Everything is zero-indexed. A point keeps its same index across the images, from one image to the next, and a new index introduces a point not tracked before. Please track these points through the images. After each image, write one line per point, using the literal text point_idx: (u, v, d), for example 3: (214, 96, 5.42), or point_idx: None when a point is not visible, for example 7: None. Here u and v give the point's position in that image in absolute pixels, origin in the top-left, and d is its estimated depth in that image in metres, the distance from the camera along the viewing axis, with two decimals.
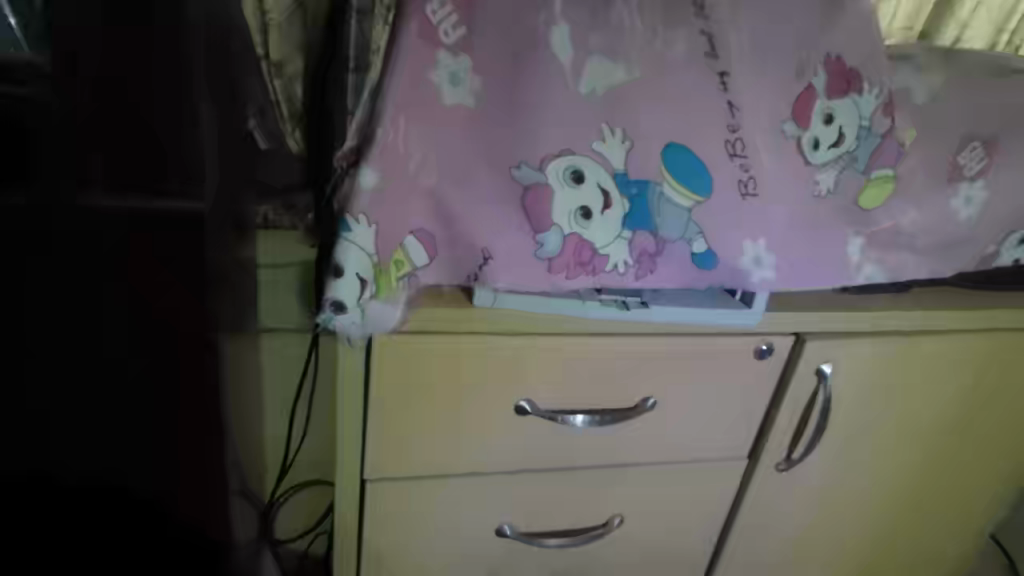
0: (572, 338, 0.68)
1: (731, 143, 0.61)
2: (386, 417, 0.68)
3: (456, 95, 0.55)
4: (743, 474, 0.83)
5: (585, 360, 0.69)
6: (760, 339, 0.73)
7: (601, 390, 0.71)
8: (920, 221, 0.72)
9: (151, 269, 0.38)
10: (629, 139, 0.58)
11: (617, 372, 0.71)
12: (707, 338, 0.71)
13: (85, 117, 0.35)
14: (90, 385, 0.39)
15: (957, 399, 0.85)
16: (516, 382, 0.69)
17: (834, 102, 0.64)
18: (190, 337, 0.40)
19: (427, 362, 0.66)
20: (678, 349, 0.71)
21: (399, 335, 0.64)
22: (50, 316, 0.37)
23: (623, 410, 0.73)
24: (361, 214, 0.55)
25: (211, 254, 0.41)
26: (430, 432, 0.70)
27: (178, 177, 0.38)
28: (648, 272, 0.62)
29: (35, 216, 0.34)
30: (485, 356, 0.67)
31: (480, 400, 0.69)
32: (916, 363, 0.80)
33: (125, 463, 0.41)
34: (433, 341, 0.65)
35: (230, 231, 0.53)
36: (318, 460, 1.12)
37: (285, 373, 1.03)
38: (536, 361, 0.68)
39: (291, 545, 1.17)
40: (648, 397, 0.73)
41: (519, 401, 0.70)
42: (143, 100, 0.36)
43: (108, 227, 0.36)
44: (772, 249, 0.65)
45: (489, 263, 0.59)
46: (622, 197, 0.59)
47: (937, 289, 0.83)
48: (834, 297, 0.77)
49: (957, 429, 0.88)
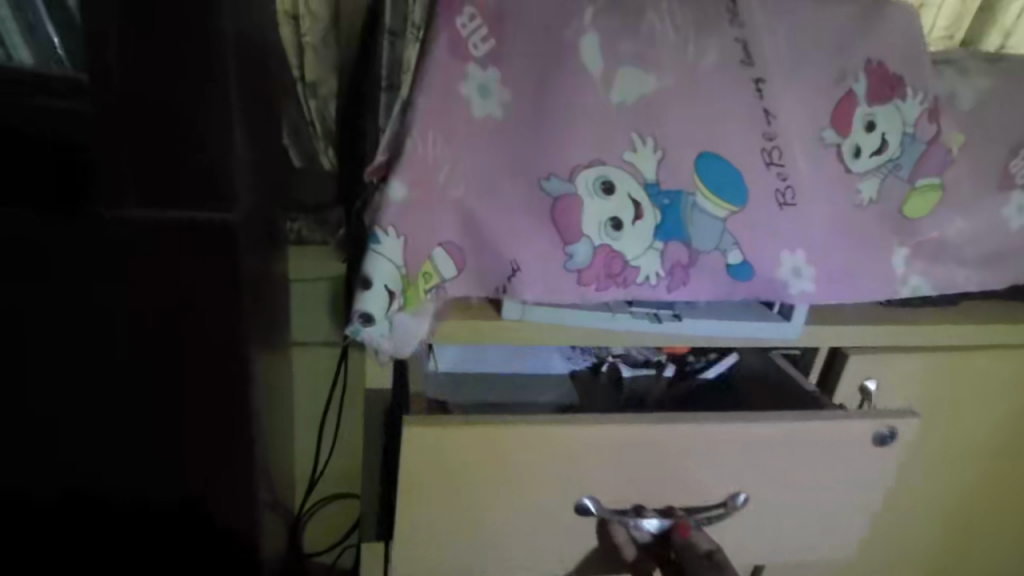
0: (625, 422, 0.59)
1: (768, 151, 0.59)
2: (411, 512, 0.60)
3: (485, 107, 0.55)
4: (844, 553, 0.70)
5: (642, 447, 0.60)
6: (880, 425, 0.62)
7: (660, 479, 0.62)
8: (969, 231, 0.69)
9: (176, 273, 0.47)
10: (661, 148, 0.57)
11: (677, 456, 0.61)
12: (794, 419, 0.62)
13: (118, 130, 0.42)
14: (115, 387, 0.51)
15: (1007, 419, 0.80)
16: (562, 472, 0.60)
17: (874, 109, 0.62)
18: (220, 343, 0.50)
19: (458, 454, 0.57)
20: (759, 433, 0.61)
21: (429, 421, 0.56)
22: (81, 332, 0.48)
23: (708, 505, 0.64)
24: (390, 226, 0.54)
25: (242, 261, 0.48)
26: (460, 523, 0.61)
27: (211, 197, 0.45)
28: (680, 284, 0.60)
29: (86, 227, 0.44)
30: (518, 449, 0.58)
31: (515, 489, 0.60)
32: (965, 379, 0.76)
33: (154, 440, 0.54)
34: (454, 432, 0.56)
35: (264, 245, 0.61)
36: (346, 474, 1.12)
37: (315, 386, 1.04)
38: (587, 451, 0.59)
39: (317, 559, 1.16)
40: (738, 492, 0.64)
41: (581, 499, 0.61)
42: (169, 113, 0.42)
43: (140, 237, 0.45)
44: (811, 260, 0.63)
45: (517, 275, 0.58)
46: (653, 207, 0.58)
47: (988, 302, 0.78)
48: (877, 311, 0.74)
49: (1008, 451, 0.83)
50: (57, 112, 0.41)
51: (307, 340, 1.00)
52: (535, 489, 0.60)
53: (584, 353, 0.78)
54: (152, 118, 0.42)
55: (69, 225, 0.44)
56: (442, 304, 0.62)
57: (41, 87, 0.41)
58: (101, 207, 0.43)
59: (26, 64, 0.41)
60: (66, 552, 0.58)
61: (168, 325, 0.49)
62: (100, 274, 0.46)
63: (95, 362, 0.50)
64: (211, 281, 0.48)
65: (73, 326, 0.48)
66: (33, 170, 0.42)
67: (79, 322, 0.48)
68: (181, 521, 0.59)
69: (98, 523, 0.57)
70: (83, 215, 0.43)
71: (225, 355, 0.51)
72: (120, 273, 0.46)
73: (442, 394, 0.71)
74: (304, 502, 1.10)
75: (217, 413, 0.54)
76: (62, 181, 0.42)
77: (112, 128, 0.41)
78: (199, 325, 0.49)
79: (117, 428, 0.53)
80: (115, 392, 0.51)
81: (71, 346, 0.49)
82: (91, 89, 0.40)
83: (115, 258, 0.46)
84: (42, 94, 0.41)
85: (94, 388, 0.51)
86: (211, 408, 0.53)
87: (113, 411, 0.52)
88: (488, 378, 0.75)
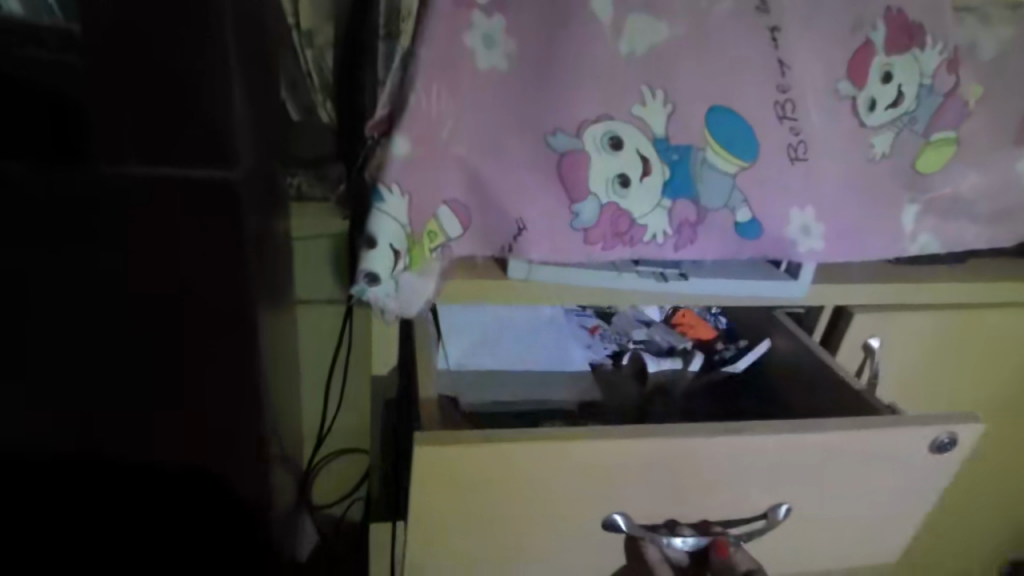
0: (665, 437, 0.55)
1: (782, 104, 0.58)
2: (423, 527, 0.56)
3: (490, 58, 0.53)
4: (882, 551, 0.68)
5: (676, 461, 0.56)
6: (941, 432, 0.59)
7: (694, 491, 0.59)
8: (983, 187, 0.67)
9: (176, 227, 0.49)
10: (671, 102, 0.56)
11: (710, 471, 0.58)
12: (838, 428, 0.58)
13: (115, 87, 0.43)
14: (122, 339, 0.53)
15: (1009, 375, 0.81)
16: (594, 491, 0.56)
17: (892, 59, 0.59)
18: (223, 295, 0.53)
19: (483, 472, 0.53)
20: (810, 441, 0.57)
21: (454, 438, 0.52)
22: (82, 285, 0.50)
23: (746, 518, 0.61)
24: (394, 183, 0.53)
25: (245, 216, 0.50)
26: (482, 539, 0.58)
27: (216, 155, 0.46)
28: (688, 242, 0.60)
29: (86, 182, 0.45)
30: (542, 466, 0.54)
31: (542, 506, 0.56)
32: (970, 341, 0.77)
33: (162, 388, 0.56)
34: (472, 448, 0.52)
35: (265, 201, 0.60)
36: (353, 430, 1.14)
37: (321, 342, 1.05)
38: (622, 470, 0.55)
39: (327, 511, 1.20)
40: (779, 504, 0.61)
41: (610, 515, 0.58)
42: (167, 72, 0.43)
43: (136, 189, 0.46)
44: (820, 218, 0.62)
45: (523, 234, 0.57)
46: (662, 163, 0.57)
47: (997, 260, 0.78)
48: (885, 269, 0.73)
49: (1010, 411, 0.84)
50: (52, 66, 0.42)
51: (312, 298, 1.00)
52: (553, 506, 0.57)
53: (603, 342, 0.80)
54: (149, 72, 0.43)
55: (70, 179, 0.45)
56: (447, 264, 0.62)
57: (30, 39, 0.41)
58: (100, 163, 0.44)
59: (16, 12, 0.41)
60: (79, 503, 0.60)
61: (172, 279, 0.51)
62: (102, 226, 0.47)
63: (102, 316, 0.52)
64: (213, 238, 0.50)
65: (78, 282, 0.50)
66: (29, 123, 0.43)
67: (84, 277, 0.50)
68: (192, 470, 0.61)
69: (111, 471, 0.59)
70: (82, 170, 0.44)
71: (230, 306, 0.53)
72: (121, 226, 0.48)
73: (454, 390, 0.73)
74: (314, 456, 1.13)
75: (228, 366, 0.56)
76: (58, 137, 0.43)
77: (109, 85, 0.43)
78: (203, 276, 0.52)
79: (124, 378, 0.55)
80: (123, 343, 0.53)
81: (79, 300, 0.50)
82: (83, 40, 0.41)
83: (115, 212, 0.47)
84: (32, 47, 0.41)
85: (103, 339, 0.53)
86: (218, 363, 0.56)
87: (118, 362, 0.54)
88: (499, 375, 0.75)
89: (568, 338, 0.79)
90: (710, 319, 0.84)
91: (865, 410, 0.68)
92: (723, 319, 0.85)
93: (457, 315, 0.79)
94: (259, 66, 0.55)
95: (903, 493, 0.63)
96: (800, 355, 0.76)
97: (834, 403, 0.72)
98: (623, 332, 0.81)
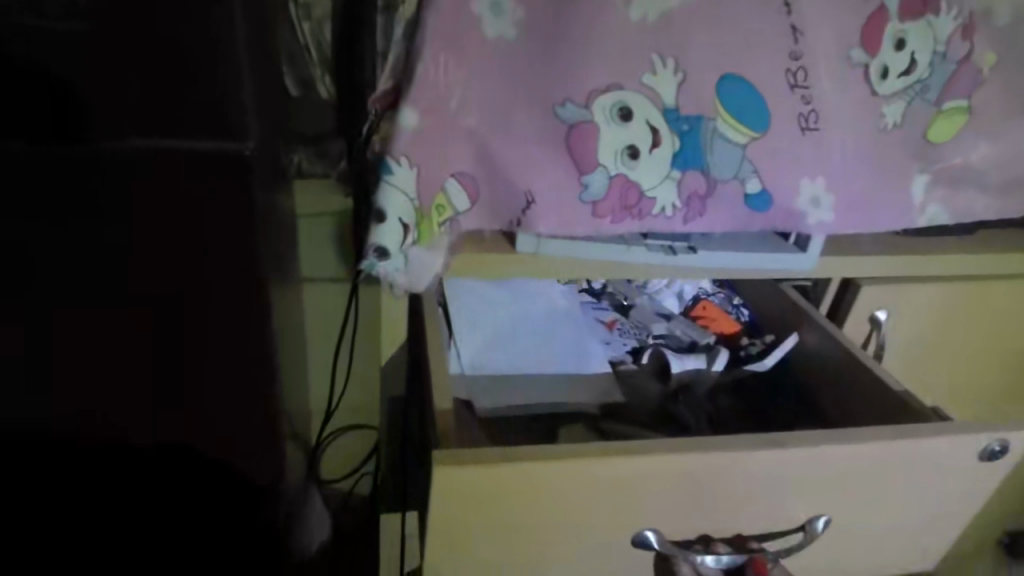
0: (695, 452, 0.55)
1: (793, 72, 0.57)
2: (449, 537, 0.55)
3: (498, 26, 0.52)
4: (920, 552, 0.67)
5: (698, 476, 0.56)
6: (993, 440, 0.59)
7: (723, 505, 0.58)
8: (993, 156, 0.66)
9: (179, 197, 0.51)
10: (682, 70, 0.55)
11: (739, 488, 0.57)
12: (886, 441, 0.58)
13: (116, 59, 0.46)
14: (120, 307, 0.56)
15: (1008, 358, 0.82)
16: (623, 502, 0.56)
17: (906, 25, 0.58)
18: (228, 264, 0.55)
19: (504, 487, 0.53)
20: (833, 458, 0.57)
21: (474, 457, 0.51)
22: (81, 254, 0.53)
23: (783, 532, 0.61)
24: (402, 156, 0.53)
25: (252, 187, 0.52)
26: (507, 547, 0.57)
27: (225, 129, 0.49)
28: (697, 215, 0.59)
29: (88, 154, 0.48)
30: (569, 482, 0.53)
31: (563, 515, 0.55)
32: (974, 322, 0.78)
33: (162, 355, 0.58)
34: (493, 472, 0.52)
35: (267, 175, 0.60)
36: (359, 405, 1.15)
37: (327, 314, 1.05)
38: (646, 480, 0.55)
39: (336, 485, 1.22)
40: (818, 516, 0.60)
41: (642, 531, 0.58)
42: (174, 53, 0.46)
43: (137, 161, 0.49)
44: (830, 189, 0.61)
45: (532, 208, 0.57)
46: (671, 133, 0.56)
47: (1005, 231, 0.77)
48: (892, 240, 0.73)
49: (1010, 392, 0.86)
50: (60, 33, 0.44)
51: (315, 276, 1.01)
52: (578, 521, 0.56)
53: (622, 339, 0.80)
54: (157, 47, 0.46)
55: (71, 150, 0.48)
56: (455, 239, 0.62)
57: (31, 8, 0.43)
58: (101, 136, 0.48)
59: None
60: (81, 464, 0.63)
61: (175, 251, 0.54)
62: (104, 196, 0.50)
63: (100, 283, 0.54)
64: (220, 208, 0.53)
65: (80, 249, 0.52)
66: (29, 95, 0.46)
67: (88, 244, 0.52)
68: (188, 448, 0.65)
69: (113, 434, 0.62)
70: (84, 141, 0.48)
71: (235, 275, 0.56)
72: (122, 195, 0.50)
73: (468, 393, 0.72)
74: (322, 433, 1.14)
75: (225, 346, 0.59)
76: (56, 116, 0.46)
77: (109, 57, 0.45)
78: (207, 245, 0.54)
79: (119, 343, 0.58)
80: (122, 322, 0.56)
81: (82, 276, 0.54)
82: (86, 12, 0.44)
83: (116, 181, 0.50)
84: (34, 17, 0.44)
85: (102, 322, 0.56)
86: (221, 338, 0.59)
87: (116, 327, 0.57)
88: (514, 379, 0.75)
89: (586, 333, 0.79)
90: (731, 311, 0.84)
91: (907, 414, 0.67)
92: (746, 311, 0.85)
93: (469, 311, 0.77)
94: (261, 46, 0.57)
95: (937, 492, 0.62)
96: (826, 350, 0.76)
97: (852, 391, 0.73)
98: (642, 326, 0.81)
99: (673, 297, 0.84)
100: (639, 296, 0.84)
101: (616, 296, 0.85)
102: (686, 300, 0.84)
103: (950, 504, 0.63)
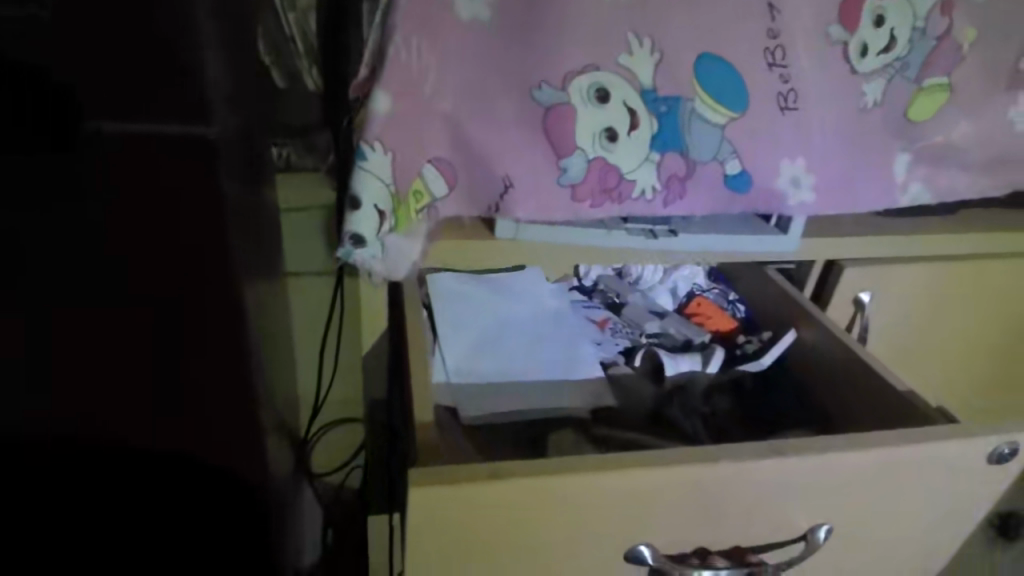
0: (712, 464, 0.54)
1: (771, 51, 0.56)
2: (449, 560, 0.54)
3: (471, 7, 0.52)
4: (929, 555, 0.66)
5: (696, 487, 0.55)
6: (1002, 442, 0.58)
7: (733, 517, 0.58)
8: (975, 134, 0.65)
9: (163, 191, 0.47)
10: (658, 51, 0.54)
11: (744, 500, 0.57)
12: (892, 448, 0.57)
13: (97, 44, 0.42)
14: (107, 326, 0.49)
15: (996, 337, 0.83)
16: (635, 515, 0.55)
17: (885, 1, 0.58)
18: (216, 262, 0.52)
19: (503, 505, 0.51)
20: (841, 466, 0.57)
21: (448, 477, 0.50)
22: (52, 259, 0.46)
23: (781, 543, 0.60)
24: (376, 141, 0.52)
25: (223, 178, 0.50)
26: (518, 563, 0.56)
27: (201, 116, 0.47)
28: (677, 198, 0.59)
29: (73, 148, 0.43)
30: (575, 494, 0.52)
31: (570, 530, 0.54)
32: (961, 301, 0.78)
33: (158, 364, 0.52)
34: (490, 491, 0.50)
35: (244, 166, 0.58)
36: (347, 398, 1.14)
37: (313, 309, 1.04)
38: (663, 493, 0.54)
39: (326, 479, 1.20)
40: (820, 525, 0.59)
41: (637, 547, 0.57)
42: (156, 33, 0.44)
43: (115, 151, 0.44)
44: (811, 170, 0.61)
45: (510, 192, 0.56)
46: (650, 114, 0.55)
47: (986, 210, 0.77)
48: (876, 221, 0.73)
49: (999, 370, 0.86)
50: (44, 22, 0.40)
51: (303, 271, 0.99)
52: (590, 534, 0.55)
53: (613, 339, 0.80)
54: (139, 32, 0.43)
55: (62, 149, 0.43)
56: (433, 227, 0.61)
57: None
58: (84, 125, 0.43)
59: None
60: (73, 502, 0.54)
61: (164, 251, 0.49)
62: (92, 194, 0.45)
63: (91, 290, 0.48)
64: (197, 197, 0.49)
65: (70, 247, 0.46)
66: (15, 106, 0.40)
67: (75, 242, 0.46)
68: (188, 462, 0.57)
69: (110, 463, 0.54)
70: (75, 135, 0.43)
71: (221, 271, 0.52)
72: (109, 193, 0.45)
73: (453, 400, 0.71)
74: (310, 427, 1.13)
75: (223, 354, 0.55)
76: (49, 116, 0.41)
77: (83, 47, 0.41)
78: (192, 240, 0.50)
79: (108, 358, 0.51)
80: (121, 321, 0.50)
81: (70, 284, 0.47)
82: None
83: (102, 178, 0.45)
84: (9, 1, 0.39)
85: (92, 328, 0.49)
86: (220, 344, 0.54)
87: (110, 341, 0.50)
88: (502, 385, 0.73)
89: (578, 333, 0.79)
90: (727, 308, 0.84)
91: (915, 418, 0.66)
92: (742, 307, 0.85)
93: (454, 313, 0.77)
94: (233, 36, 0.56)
95: (946, 494, 0.61)
96: (820, 347, 0.76)
97: (845, 377, 0.73)
98: (635, 326, 0.81)
99: (667, 294, 0.85)
100: (632, 293, 0.85)
101: (608, 294, 0.85)
102: (680, 297, 0.85)
103: (959, 506, 0.62)
